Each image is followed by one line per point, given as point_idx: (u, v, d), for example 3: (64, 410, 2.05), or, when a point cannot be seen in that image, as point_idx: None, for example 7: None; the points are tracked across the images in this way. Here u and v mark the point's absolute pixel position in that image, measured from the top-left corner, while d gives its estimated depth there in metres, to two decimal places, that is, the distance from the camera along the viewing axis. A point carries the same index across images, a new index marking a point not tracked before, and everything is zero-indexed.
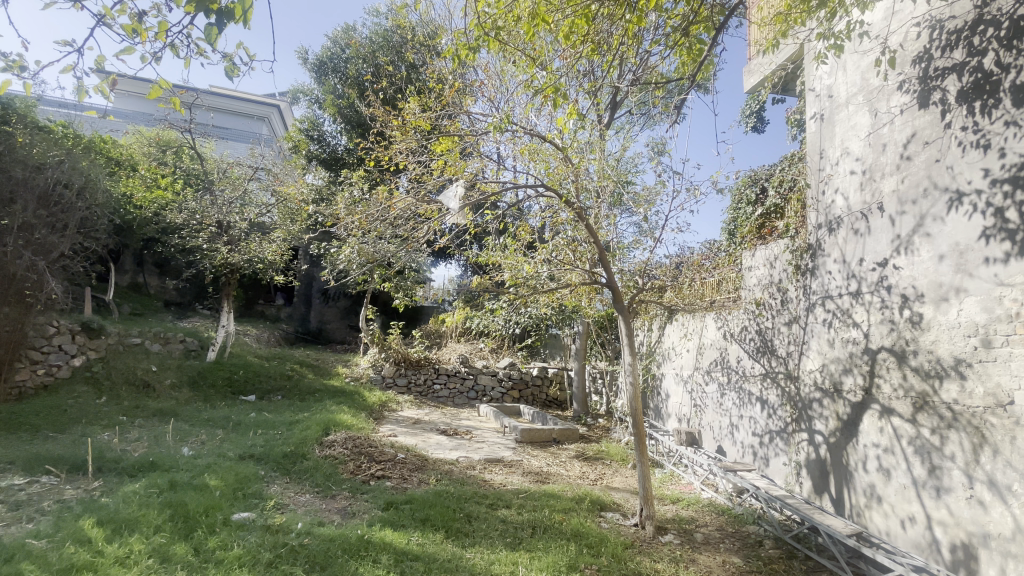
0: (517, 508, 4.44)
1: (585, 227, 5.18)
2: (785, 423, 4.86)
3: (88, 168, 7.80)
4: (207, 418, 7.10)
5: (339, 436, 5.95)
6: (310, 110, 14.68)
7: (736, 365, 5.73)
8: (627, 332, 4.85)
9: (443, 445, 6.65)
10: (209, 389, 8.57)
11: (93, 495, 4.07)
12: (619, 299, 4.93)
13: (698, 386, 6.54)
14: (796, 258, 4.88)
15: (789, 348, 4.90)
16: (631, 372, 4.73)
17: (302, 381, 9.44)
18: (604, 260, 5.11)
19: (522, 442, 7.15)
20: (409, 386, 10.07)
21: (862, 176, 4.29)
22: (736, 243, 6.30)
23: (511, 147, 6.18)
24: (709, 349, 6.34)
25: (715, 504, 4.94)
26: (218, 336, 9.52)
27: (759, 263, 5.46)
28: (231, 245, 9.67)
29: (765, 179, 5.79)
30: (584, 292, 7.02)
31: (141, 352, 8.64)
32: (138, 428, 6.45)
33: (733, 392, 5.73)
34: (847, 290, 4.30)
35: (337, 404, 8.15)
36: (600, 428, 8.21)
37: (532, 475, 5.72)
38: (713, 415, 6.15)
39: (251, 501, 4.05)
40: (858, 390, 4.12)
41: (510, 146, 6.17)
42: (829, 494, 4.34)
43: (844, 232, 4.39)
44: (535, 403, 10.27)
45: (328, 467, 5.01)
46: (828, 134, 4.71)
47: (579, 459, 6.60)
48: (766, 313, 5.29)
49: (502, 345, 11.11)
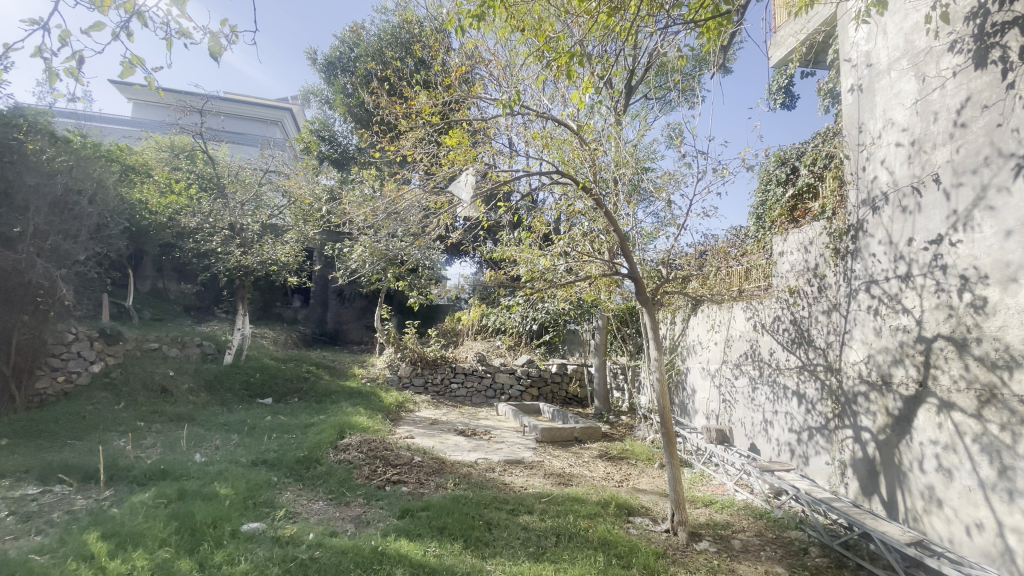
0: (539, 515, 4.19)
1: (606, 216, 4.85)
2: (826, 419, 4.51)
3: (99, 173, 7.76)
4: (223, 422, 7.01)
5: (354, 439, 5.76)
6: (321, 110, 14.62)
7: (769, 358, 5.39)
8: (651, 325, 4.54)
9: (461, 446, 6.44)
10: (226, 393, 8.50)
11: (102, 505, 3.94)
12: (643, 291, 4.61)
13: (726, 381, 6.20)
14: (834, 241, 4.52)
15: (829, 339, 4.55)
16: (658, 367, 4.42)
17: (319, 382, 9.33)
18: (625, 249, 4.80)
19: (543, 442, 6.89)
20: (426, 386, 9.89)
21: (910, 148, 3.93)
22: (765, 228, 5.94)
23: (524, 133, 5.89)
24: (738, 342, 5.99)
25: (752, 506, 4.61)
26: (233, 339, 9.46)
27: (792, 248, 5.10)
28: (244, 248, 9.61)
29: (796, 158, 5.41)
30: (601, 285, 6.73)
31: (158, 357, 8.62)
32: (155, 434, 6.38)
33: (767, 387, 5.39)
34: (895, 273, 3.94)
35: (354, 405, 8.01)
36: (623, 426, 7.91)
37: (555, 477, 5.46)
38: (744, 411, 5.80)
39: (262, 510, 3.88)
40: (911, 382, 3.76)
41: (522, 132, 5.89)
42: (879, 496, 3.98)
43: (891, 210, 4.03)
44: (555, 400, 10.01)
45: (342, 472, 4.83)
46: (868, 104, 4.35)
47: (602, 459, 6.32)
48: (801, 301, 4.94)
49: (520, 342, 10.86)
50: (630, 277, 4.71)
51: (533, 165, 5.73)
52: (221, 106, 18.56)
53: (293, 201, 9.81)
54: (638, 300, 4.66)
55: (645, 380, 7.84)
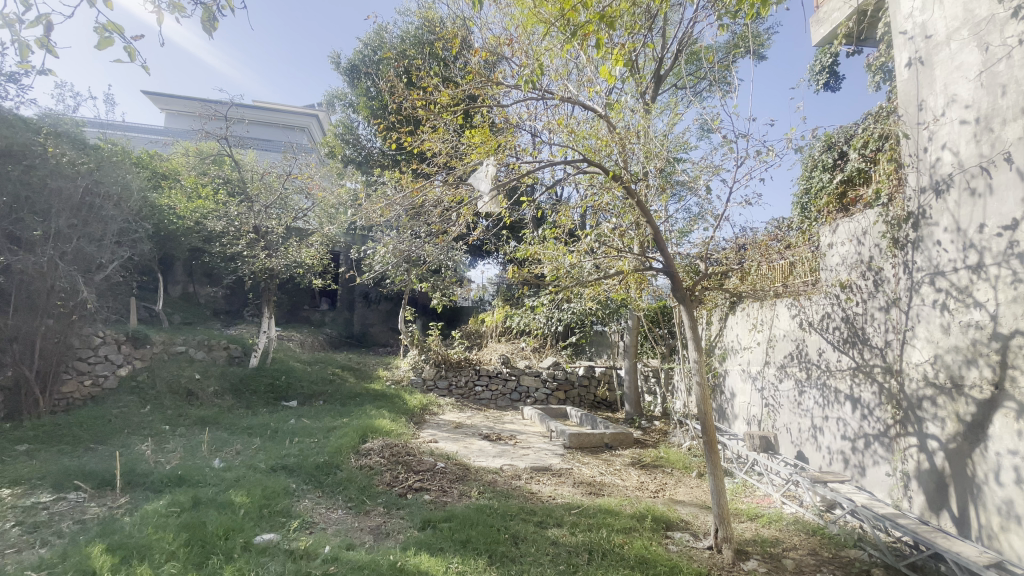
0: (569, 528, 3.90)
1: (638, 208, 4.56)
2: (886, 426, 4.08)
3: (122, 177, 7.84)
4: (246, 426, 6.96)
5: (376, 444, 5.55)
6: (345, 114, 14.66)
7: (818, 359, 4.98)
8: (690, 324, 4.20)
9: (486, 452, 6.19)
10: (251, 396, 8.48)
11: (115, 514, 3.85)
12: (679, 287, 4.29)
13: (769, 384, 5.78)
14: (892, 230, 4.10)
15: (887, 337, 4.14)
16: (698, 370, 4.07)
17: (343, 385, 9.26)
18: (659, 242, 4.49)
19: (572, 447, 6.59)
20: (450, 388, 9.70)
21: (976, 126, 3.48)
22: (810, 220, 5.52)
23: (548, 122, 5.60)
24: (783, 342, 5.57)
25: (803, 521, 4.22)
26: (259, 342, 9.48)
27: (842, 240, 4.70)
28: (268, 250, 9.61)
29: (845, 143, 5.00)
30: (632, 282, 6.43)
31: (185, 360, 8.69)
32: (177, 438, 6.36)
33: (816, 390, 4.99)
34: (964, 263, 3.51)
35: (377, 409, 7.87)
36: (657, 431, 7.52)
37: (585, 487, 5.16)
38: (791, 417, 5.39)
39: (276, 520, 3.72)
40: (985, 385, 3.32)
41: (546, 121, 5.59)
42: (949, 513, 3.51)
43: (956, 193, 3.59)
44: (583, 404, 9.68)
45: (362, 478, 4.64)
46: (926, 80, 3.89)
47: (635, 466, 5.99)
48: (854, 296, 4.53)
49: (546, 344, 10.55)
50: (665, 272, 4.40)
51: (558, 154, 5.46)
52: (249, 114, 18.89)
53: (315, 204, 9.75)
54: (673, 296, 4.34)
55: (679, 384, 7.45)
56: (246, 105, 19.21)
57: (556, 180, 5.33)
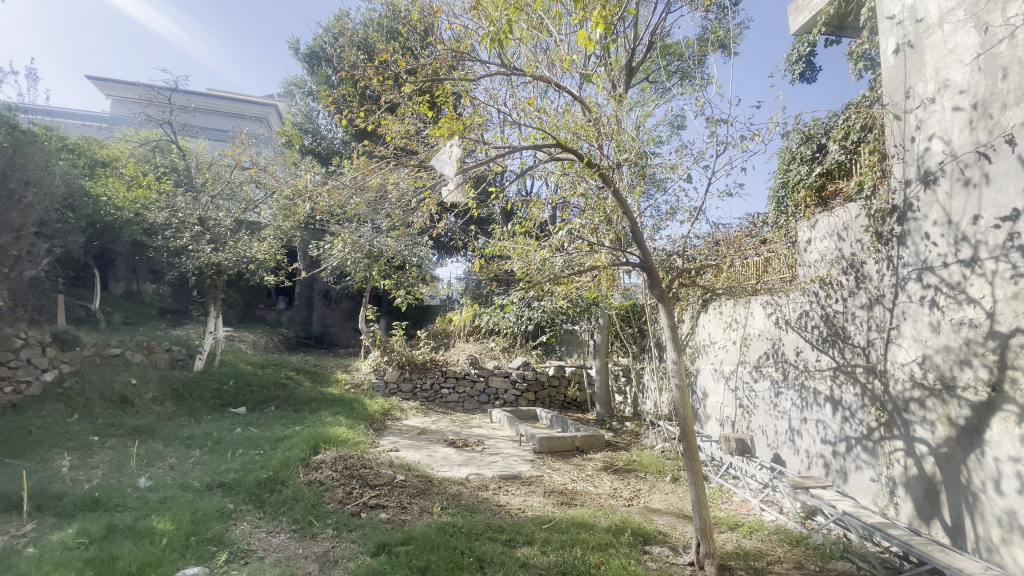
0: (541, 546, 3.57)
1: (614, 196, 4.24)
2: (870, 429, 3.94)
3: (44, 160, 7.06)
4: (186, 436, 6.33)
5: (330, 455, 5.07)
6: (303, 102, 13.92)
7: (795, 359, 4.82)
8: (668, 323, 3.89)
9: (450, 460, 5.79)
10: (195, 402, 7.80)
11: (12, 546, 3.27)
12: (657, 283, 3.99)
13: (744, 384, 5.61)
14: (876, 224, 3.95)
15: (870, 336, 3.99)
16: (678, 372, 3.78)
17: (298, 390, 8.66)
18: (636, 233, 4.18)
19: (542, 453, 6.27)
20: (414, 391, 9.23)
21: (972, 111, 3.36)
22: (785, 215, 5.37)
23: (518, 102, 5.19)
24: (758, 341, 5.39)
25: (785, 530, 4.02)
26: (205, 343, 8.77)
27: (821, 235, 4.54)
28: (215, 243, 8.90)
29: (823, 135, 4.86)
30: (603, 278, 6.13)
31: (120, 364, 7.92)
32: (105, 452, 5.69)
33: (793, 391, 4.83)
34: (956, 258, 3.38)
35: (334, 415, 7.36)
36: (628, 433, 7.26)
37: (556, 496, 4.83)
38: (766, 418, 5.22)
39: (208, 549, 3.24)
40: (980, 386, 3.19)
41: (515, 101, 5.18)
42: (942, 521, 3.38)
43: (949, 184, 3.46)
44: (553, 405, 9.39)
45: (311, 497, 4.18)
46: (915, 65, 3.79)
47: (607, 471, 5.72)
48: (833, 294, 4.37)
49: (515, 343, 10.22)
50: (642, 264, 4.10)
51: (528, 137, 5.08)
52: (200, 102, 17.78)
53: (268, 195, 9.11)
54: (650, 291, 4.05)
55: (651, 384, 7.25)
56: (198, 93, 18.10)
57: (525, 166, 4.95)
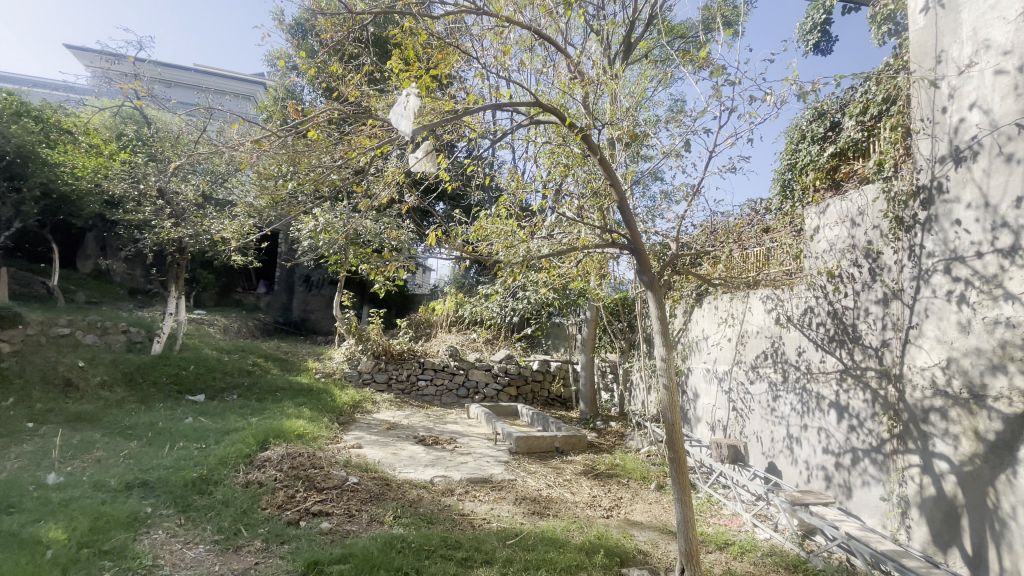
0: (501, 568, 3.07)
1: (601, 166, 3.66)
2: (881, 440, 3.50)
3: None
4: (128, 425, 5.80)
5: (277, 451, 4.55)
6: (286, 76, 13.23)
7: (797, 360, 4.35)
8: (658, 315, 3.38)
9: (416, 459, 5.28)
10: (149, 388, 7.26)
11: None
12: (646, 269, 3.48)
13: (739, 385, 5.13)
14: (897, 209, 3.47)
15: (885, 337, 3.52)
16: (667, 372, 3.28)
17: (264, 378, 8.14)
18: (624, 210, 3.64)
19: (518, 453, 5.77)
20: (389, 382, 8.71)
21: (1018, 75, 2.88)
22: (791, 201, 4.89)
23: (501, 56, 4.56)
24: (756, 339, 4.91)
25: (780, 551, 3.56)
26: (165, 326, 8.21)
27: (834, 222, 4.05)
28: (177, 219, 8.31)
29: (837, 112, 4.37)
30: (592, 265, 5.61)
31: (69, 345, 7.35)
32: (33, 440, 5.15)
33: (794, 394, 4.36)
34: (992, 246, 2.91)
35: (298, 406, 6.84)
36: (612, 433, 6.76)
37: (528, 504, 4.33)
38: (762, 423, 4.76)
39: (100, 566, 2.74)
40: (1015, 397, 2.73)
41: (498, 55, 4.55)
42: (962, 550, 2.93)
43: (987, 162, 2.99)
44: (536, 401, 8.91)
45: (243, 501, 3.67)
46: (949, 25, 3.31)
47: (587, 476, 5.24)
48: (843, 288, 3.90)
49: (499, 336, 9.68)
50: (631, 245, 3.58)
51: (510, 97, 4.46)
52: (183, 76, 17.06)
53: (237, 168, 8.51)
54: (637, 277, 3.53)
55: (640, 382, 6.77)
56: (180, 67, 17.37)
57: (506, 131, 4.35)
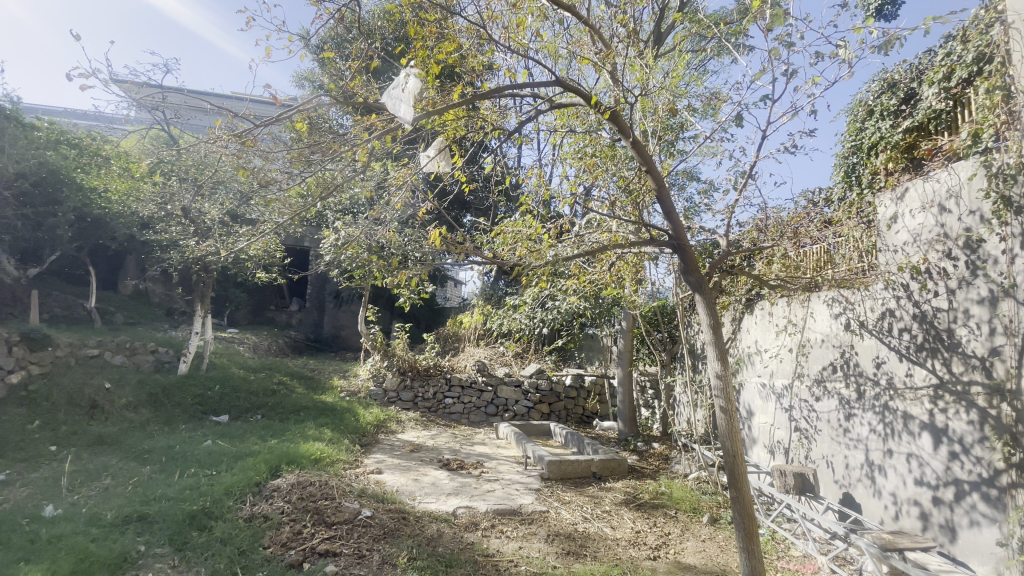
0: None
1: (633, 149, 3.16)
2: (994, 472, 2.86)
3: None
4: (146, 448, 5.59)
5: (289, 480, 4.19)
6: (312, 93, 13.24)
7: (877, 373, 3.72)
8: (710, 324, 2.84)
9: (440, 486, 4.85)
10: (173, 408, 7.11)
11: None
12: (694, 269, 2.95)
13: (801, 403, 4.51)
14: (1003, 187, 2.86)
15: (995, 344, 2.89)
16: (723, 394, 2.72)
17: (289, 397, 7.91)
18: (665, 201, 3.11)
19: (551, 479, 5.25)
20: (416, 400, 8.35)
21: None
22: (857, 191, 4.28)
23: (521, 37, 4.13)
24: (821, 348, 4.29)
25: None
26: (191, 345, 8.11)
27: (919, 210, 3.45)
28: (200, 236, 8.24)
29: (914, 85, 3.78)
30: (625, 270, 5.12)
31: (96, 366, 7.30)
32: (48, 466, 4.99)
33: (874, 413, 3.73)
34: None
35: (320, 427, 6.52)
36: (655, 456, 6.15)
37: (563, 542, 3.82)
38: (833, 447, 4.13)
39: None
40: None
41: (517, 37, 4.12)
42: None
43: None
44: (570, 419, 8.36)
45: (244, 538, 3.30)
46: None
47: (629, 506, 4.67)
48: (934, 287, 3.29)
49: (529, 349, 9.17)
50: (673, 239, 3.06)
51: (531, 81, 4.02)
52: None
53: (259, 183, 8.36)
54: (682, 277, 3.02)
55: (685, 398, 6.17)
56: None
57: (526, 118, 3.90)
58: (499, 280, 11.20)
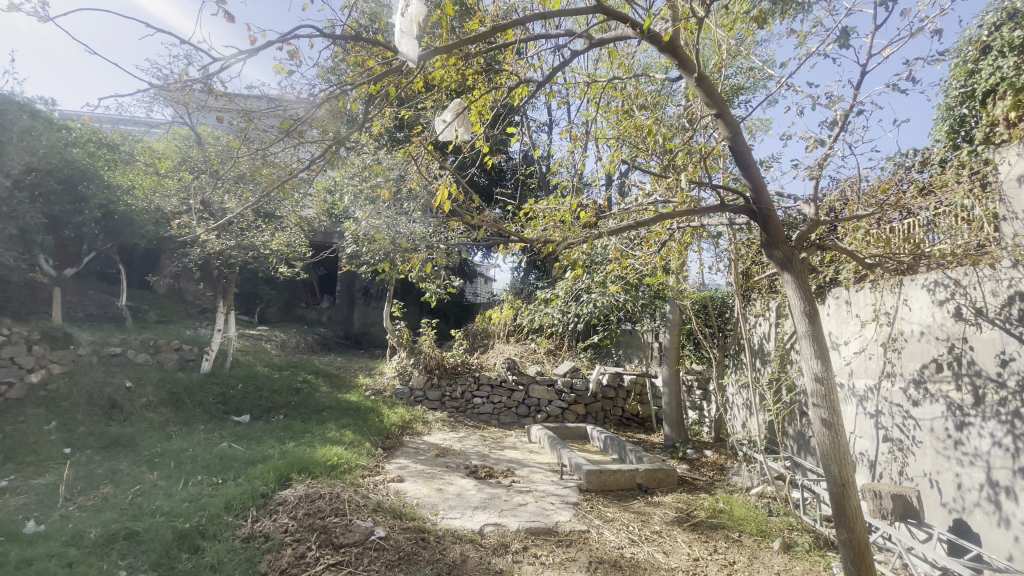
0: None
1: (699, 89, 2.57)
2: None
3: None
4: (160, 451, 5.32)
5: (297, 492, 3.76)
6: None
7: (1002, 373, 2.98)
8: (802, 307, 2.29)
9: (467, 498, 4.33)
10: (194, 408, 6.88)
11: None
12: (781, 241, 2.39)
13: (893, 407, 3.77)
14: None
15: None
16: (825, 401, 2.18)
17: (313, 396, 7.58)
18: (741, 153, 2.51)
19: (591, 491, 4.65)
20: (443, 400, 7.89)
21: None
22: (968, 151, 3.50)
23: None
24: (920, 342, 3.56)
25: None
26: (213, 343, 7.89)
27: None
28: (219, 230, 7.96)
29: None
30: (675, 254, 4.52)
31: (119, 365, 7.17)
32: (57, 471, 4.75)
33: (998, 422, 3.00)
34: None
35: (341, 429, 6.11)
36: (708, 465, 5.47)
37: (609, 572, 3.23)
38: (938, 462, 3.40)
39: None
40: None
41: None
42: None
43: None
44: (608, 421, 7.71)
45: (237, 565, 2.87)
46: None
47: (683, 527, 4.03)
48: None
49: (562, 346, 8.58)
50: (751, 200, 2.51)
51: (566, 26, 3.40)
52: None
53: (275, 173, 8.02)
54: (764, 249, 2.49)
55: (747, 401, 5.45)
56: None
57: (561, 67, 3.26)
58: (529, 274, 10.65)
